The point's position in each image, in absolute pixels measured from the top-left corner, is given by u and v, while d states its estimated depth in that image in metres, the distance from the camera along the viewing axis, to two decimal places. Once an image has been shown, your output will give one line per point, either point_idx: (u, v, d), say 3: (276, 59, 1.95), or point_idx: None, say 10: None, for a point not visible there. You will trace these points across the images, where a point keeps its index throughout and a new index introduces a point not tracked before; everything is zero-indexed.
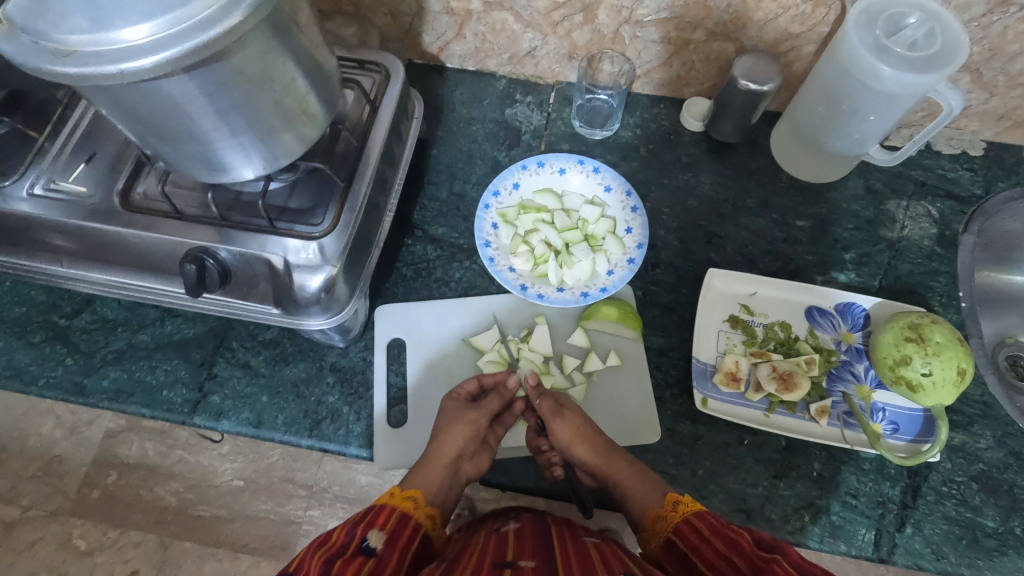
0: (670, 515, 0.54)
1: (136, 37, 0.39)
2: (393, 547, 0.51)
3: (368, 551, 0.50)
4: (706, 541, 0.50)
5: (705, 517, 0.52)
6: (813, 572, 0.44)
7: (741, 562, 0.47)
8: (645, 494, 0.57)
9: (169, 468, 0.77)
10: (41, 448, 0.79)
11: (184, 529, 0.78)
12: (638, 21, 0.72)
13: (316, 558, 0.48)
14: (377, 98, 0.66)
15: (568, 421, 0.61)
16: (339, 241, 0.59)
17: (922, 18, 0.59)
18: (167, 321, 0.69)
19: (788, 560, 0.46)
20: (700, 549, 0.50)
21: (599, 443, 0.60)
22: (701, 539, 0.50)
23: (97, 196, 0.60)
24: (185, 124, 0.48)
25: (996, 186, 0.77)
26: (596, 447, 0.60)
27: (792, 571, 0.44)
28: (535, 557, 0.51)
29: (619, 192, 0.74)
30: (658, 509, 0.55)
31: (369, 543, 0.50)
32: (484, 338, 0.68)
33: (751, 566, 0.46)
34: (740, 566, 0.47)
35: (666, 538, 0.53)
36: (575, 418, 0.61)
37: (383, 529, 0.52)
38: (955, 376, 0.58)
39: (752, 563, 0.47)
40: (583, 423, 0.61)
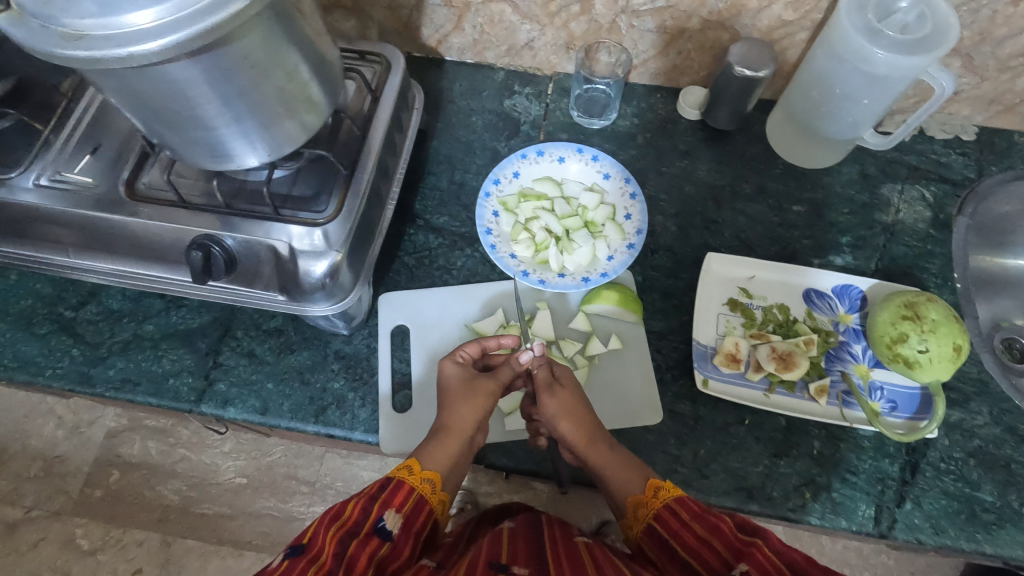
0: (649, 501, 0.53)
1: (143, 22, 0.40)
2: (408, 529, 0.52)
3: (384, 532, 0.50)
4: (687, 527, 0.51)
5: (686, 504, 0.52)
6: (794, 558, 0.46)
7: (720, 546, 0.49)
8: (625, 479, 0.56)
9: (171, 466, 1.10)
10: (43, 449, 1.10)
11: (185, 527, 1.08)
12: (634, 10, 0.73)
13: (331, 536, 0.48)
14: (378, 88, 0.67)
15: (559, 399, 0.60)
16: (343, 228, 0.59)
17: (912, 2, 0.60)
18: (172, 311, 0.70)
19: (769, 545, 0.47)
20: (680, 534, 0.51)
21: (584, 424, 0.59)
22: (681, 525, 0.51)
23: (102, 186, 0.61)
24: (191, 109, 0.49)
25: (989, 170, 0.78)
26: (582, 427, 0.59)
27: (774, 559, 0.46)
28: (528, 565, 0.51)
29: (618, 179, 0.75)
30: (638, 496, 0.54)
31: (385, 524, 0.51)
32: (485, 323, 0.69)
33: (732, 550, 0.48)
34: (722, 553, 0.48)
35: (647, 525, 0.53)
36: (566, 396, 0.61)
37: (399, 509, 0.52)
38: (951, 352, 0.59)
39: (733, 547, 0.48)
40: (573, 401, 0.61)
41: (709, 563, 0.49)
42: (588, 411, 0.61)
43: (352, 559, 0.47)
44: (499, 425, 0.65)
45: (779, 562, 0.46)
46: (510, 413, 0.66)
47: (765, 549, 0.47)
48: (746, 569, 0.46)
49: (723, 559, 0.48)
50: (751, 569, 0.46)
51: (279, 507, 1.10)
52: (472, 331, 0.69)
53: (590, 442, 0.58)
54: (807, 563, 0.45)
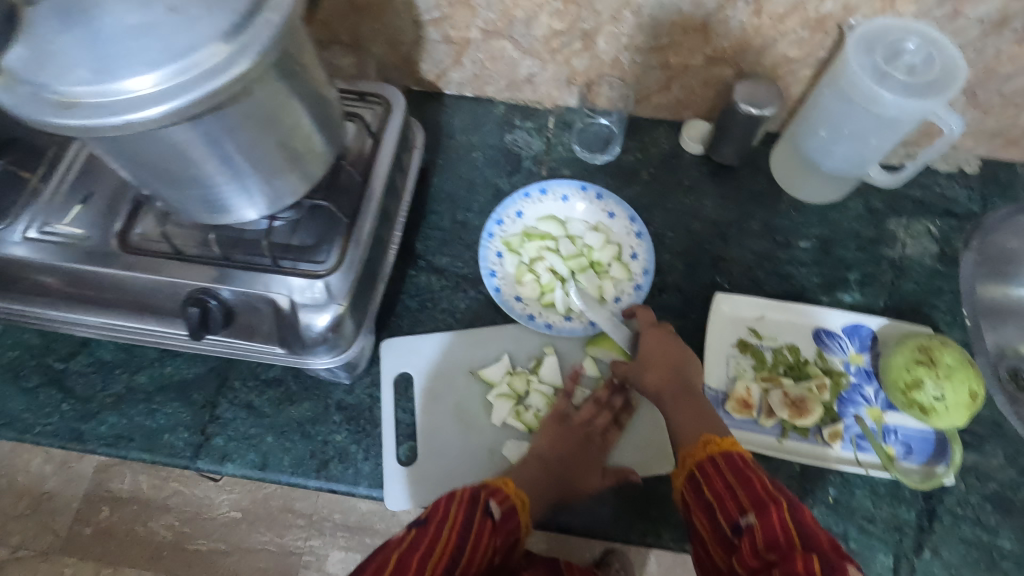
0: (697, 453, 0.53)
1: (142, 87, 0.38)
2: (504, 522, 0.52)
3: (490, 515, 0.51)
4: (721, 476, 0.50)
5: (731, 458, 0.51)
6: (811, 534, 0.42)
7: (743, 497, 0.47)
8: (687, 428, 0.56)
9: (163, 502, 0.86)
10: (30, 485, 0.88)
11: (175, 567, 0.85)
12: (638, 47, 0.72)
13: None
14: (379, 131, 0.66)
15: (648, 351, 0.62)
16: (345, 279, 0.57)
17: (920, 43, 0.60)
18: (167, 361, 0.67)
19: (791, 513, 0.44)
20: (713, 482, 0.50)
21: (669, 372, 0.60)
22: (716, 472, 0.50)
23: (93, 238, 0.59)
24: (188, 168, 0.47)
25: (993, 203, 0.78)
26: (666, 378, 0.60)
27: (790, 525, 0.43)
28: None
29: (624, 218, 0.73)
30: (688, 449, 0.54)
31: (490, 509, 0.51)
32: (492, 370, 0.67)
33: (752, 500, 0.46)
34: (743, 501, 0.47)
35: (689, 472, 0.53)
36: (653, 343, 0.62)
37: (503, 498, 0.53)
38: (967, 398, 0.58)
39: (756, 500, 0.46)
40: (657, 352, 0.61)
41: (727, 508, 0.48)
42: (677, 365, 0.60)
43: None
44: None
45: (794, 533, 0.43)
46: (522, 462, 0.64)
47: (786, 511, 0.44)
48: (753, 522, 0.45)
49: (740, 507, 0.47)
50: (757, 524, 0.44)
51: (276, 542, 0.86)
52: (479, 378, 0.67)
53: (671, 394, 0.59)
54: (827, 547, 0.41)
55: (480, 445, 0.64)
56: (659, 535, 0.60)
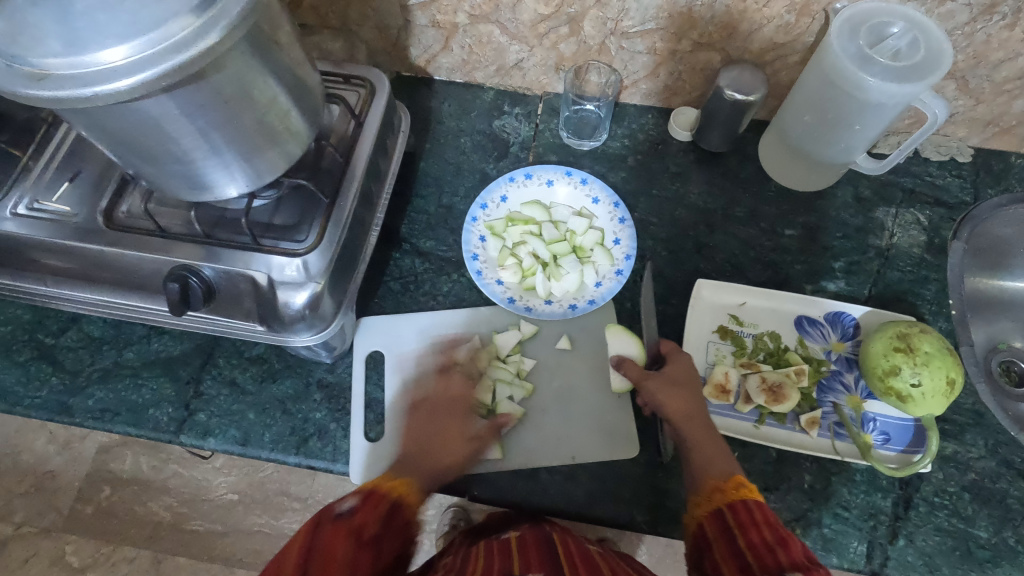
0: (729, 491, 0.50)
1: (113, 59, 0.39)
2: (366, 508, 0.48)
3: (342, 512, 0.47)
4: (755, 528, 0.46)
5: (764, 508, 0.48)
6: None
7: (781, 556, 0.43)
8: (712, 460, 0.54)
9: (162, 482, 0.91)
10: (34, 463, 0.93)
11: (177, 543, 0.91)
12: (624, 32, 0.72)
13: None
14: (362, 113, 0.66)
15: (671, 371, 0.61)
16: (324, 258, 0.58)
17: (904, 27, 0.59)
18: (154, 338, 0.69)
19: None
20: (748, 531, 0.46)
21: (694, 399, 0.59)
22: (752, 523, 0.47)
23: (81, 215, 0.60)
24: (165, 143, 0.48)
25: (985, 193, 0.77)
26: (689, 403, 0.59)
27: None
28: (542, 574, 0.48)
29: (608, 203, 0.74)
30: (717, 482, 0.51)
31: (342, 508, 0.47)
32: (461, 350, 0.68)
33: (793, 562, 0.43)
34: (782, 561, 0.43)
35: (716, 511, 0.49)
36: (678, 367, 0.61)
37: (359, 491, 0.49)
38: (944, 386, 0.57)
39: (797, 562, 0.43)
40: (686, 378, 0.60)
41: (765, 561, 0.43)
42: (700, 395, 0.60)
43: None
44: None
45: None
46: None
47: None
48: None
49: (779, 563, 0.43)
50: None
51: (270, 524, 0.92)
52: (447, 358, 0.68)
53: (695, 421, 0.57)
54: None
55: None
56: (632, 517, 0.60)
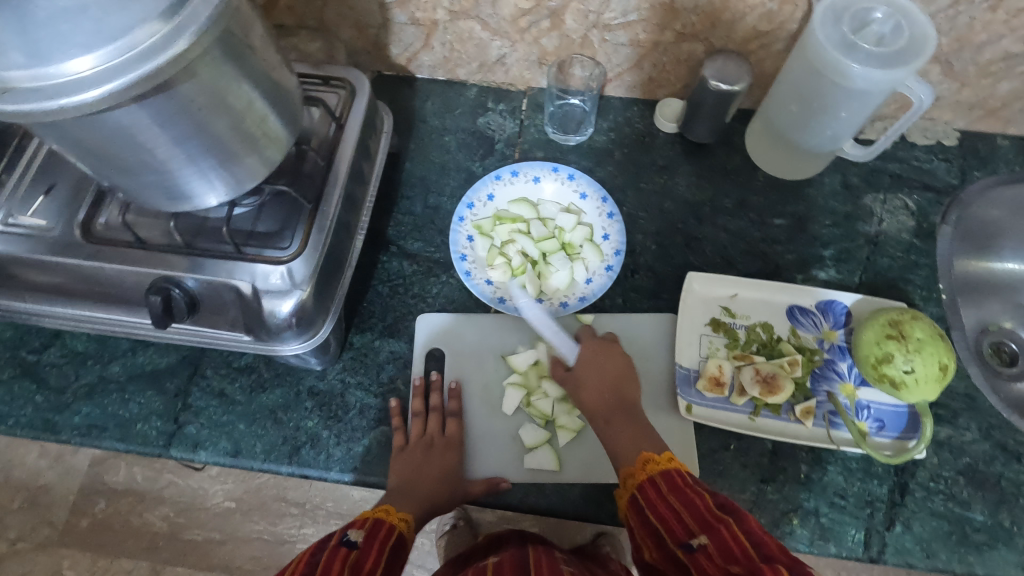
0: (638, 472, 0.53)
1: (80, 70, 0.38)
2: (373, 541, 0.51)
3: (351, 543, 0.50)
4: (664, 500, 0.50)
5: (671, 477, 0.51)
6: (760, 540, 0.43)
7: (692, 519, 0.47)
8: (624, 450, 0.56)
9: (158, 492, 0.82)
10: (26, 479, 0.85)
11: (175, 553, 0.83)
12: (606, 24, 0.71)
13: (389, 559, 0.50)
14: (343, 116, 0.65)
15: (583, 365, 0.63)
16: (309, 265, 0.57)
17: (888, 13, 0.58)
18: (140, 351, 0.68)
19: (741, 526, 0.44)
20: (657, 504, 0.50)
21: (605, 393, 0.60)
22: (658, 497, 0.50)
23: (57, 229, 0.59)
24: (139, 154, 0.47)
25: (972, 176, 0.77)
26: (600, 397, 0.60)
27: (739, 536, 0.43)
28: None
29: (595, 199, 0.74)
30: (630, 467, 0.54)
31: (351, 538, 0.50)
32: (521, 357, 0.66)
33: (701, 522, 0.46)
34: (690, 525, 0.46)
35: (631, 494, 0.52)
36: (591, 360, 0.63)
37: (364, 525, 0.52)
38: (936, 372, 0.57)
39: (704, 521, 0.46)
40: (596, 373, 0.62)
41: (675, 530, 0.47)
42: (616, 385, 0.61)
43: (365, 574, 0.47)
44: (519, 462, 0.62)
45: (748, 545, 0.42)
46: (531, 450, 0.63)
47: (734, 526, 0.44)
48: (704, 543, 0.44)
49: (688, 528, 0.46)
50: (709, 543, 0.44)
51: (269, 531, 0.83)
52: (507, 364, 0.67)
53: (604, 419, 0.59)
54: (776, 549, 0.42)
55: (505, 430, 0.64)
56: None
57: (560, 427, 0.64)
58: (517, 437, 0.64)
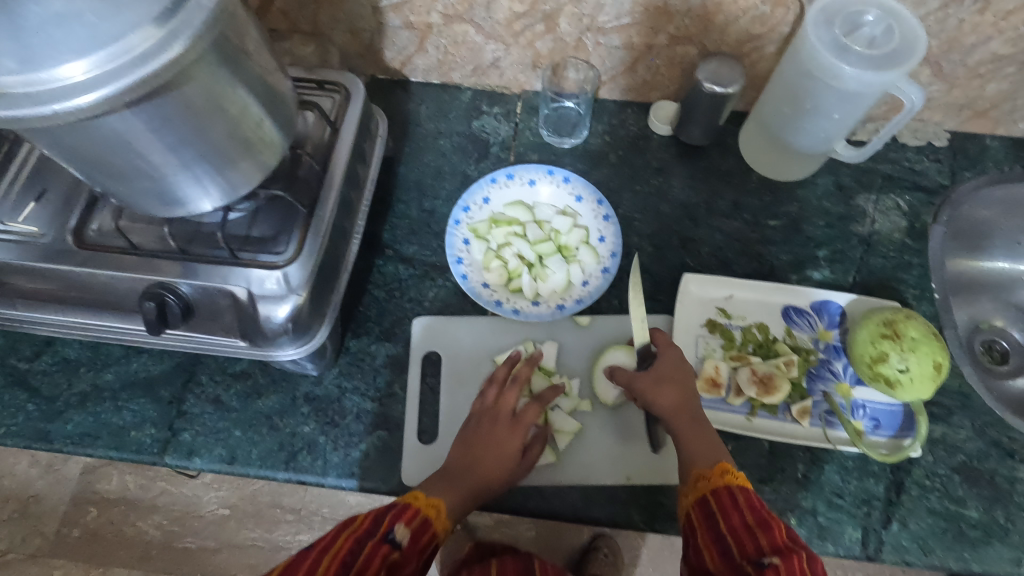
0: (713, 478, 0.51)
1: (73, 75, 0.38)
2: (416, 546, 0.48)
3: (394, 543, 0.47)
4: (738, 511, 0.48)
5: (749, 493, 0.49)
6: None
7: (763, 540, 0.45)
8: (699, 453, 0.54)
9: (151, 501, 0.86)
10: (16, 491, 0.86)
11: (169, 561, 0.86)
12: (600, 28, 0.71)
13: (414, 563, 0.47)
14: (337, 119, 0.65)
15: (660, 366, 0.60)
16: (305, 269, 0.57)
17: (879, 16, 0.59)
18: (133, 358, 0.67)
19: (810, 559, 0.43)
20: (729, 516, 0.48)
21: (684, 394, 0.58)
22: (733, 506, 0.48)
23: (49, 235, 0.58)
24: (133, 159, 0.46)
25: (962, 176, 0.77)
26: (679, 398, 0.58)
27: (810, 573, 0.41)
28: None
29: (591, 201, 0.73)
30: (703, 472, 0.52)
31: (395, 536, 0.47)
32: (510, 359, 0.66)
33: (771, 543, 0.44)
34: (760, 543, 0.45)
35: (701, 497, 0.50)
36: (667, 361, 0.60)
37: (412, 522, 0.49)
38: (931, 370, 0.58)
39: (774, 542, 0.44)
40: (671, 373, 0.59)
41: (744, 545, 0.45)
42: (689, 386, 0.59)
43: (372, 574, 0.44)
44: None
45: None
46: None
47: (805, 559, 0.43)
48: (776, 563, 0.42)
49: (758, 546, 0.44)
50: (781, 563, 0.42)
51: (264, 537, 0.88)
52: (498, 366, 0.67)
53: (678, 421, 0.57)
54: None
55: None
56: (629, 517, 0.60)
57: (557, 430, 0.64)
58: None
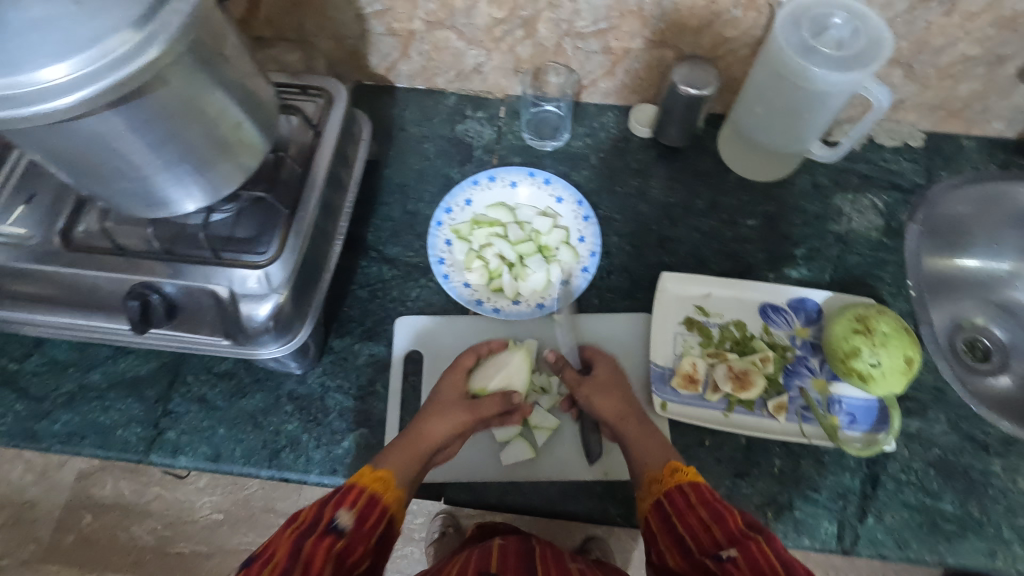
0: (665, 480, 0.51)
1: (52, 77, 0.39)
2: (362, 530, 0.48)
3: (338, 531, 0.46)
4: (693, 510, 0.48)
5: (699, 490, 0.49)
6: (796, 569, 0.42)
7: (718, 534, 0.46)
8: (651, 454, 0.55)
9: (144, 506, 0.82)
10: (11, 495, 0.82)
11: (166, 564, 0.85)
12: (578, 32, 0.73)
13: (360, 551, 0.47)
14: (320, 123, 0.66)
15: (600, 373, 0.62)
16: (286, 268, 0.58)
17: (846, 18, 0.61)
18: (120, 358, 0.68)
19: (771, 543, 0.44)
20: (685, 516, 0.48)
21: (625, 398, 0.60)
22: (687, 505, 0.49)
23: (37, 237, 0.59)
24: (114, 160, 0.47)
25: (938, 175, 0.79)
26: (620, 403, 0.59)
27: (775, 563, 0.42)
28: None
29: (571, 202, 0.75)
30: (655, 474, 0.52)
31: (340, 523, 0.47)
32: None
33: (727, 535, 0.45)
34: (717, 537, 0.46)
35: (657, 500, 0.51)
36: (606, 372, 0.62)
37: (355, 504, 0.48)
38: (902, 364, 0.59)
39: (731, 535, 0.45)
40: (612, 379, 0.61)
41: (700, 539, 0.46)
42: (625, 389, 0.61)
43: (312, 559, 0.44)
44: (496, 461, 0.63)
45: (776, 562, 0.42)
46: (506, 446, 0.63)
47: (763, 542, 0.44)
48: (735, 557, 0.44)
49: (715, 540, 0.45)
50: (740, 557, 0.43)
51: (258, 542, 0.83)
52: None
53: (622, 425, 0.57)
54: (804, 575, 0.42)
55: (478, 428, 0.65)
56: (606, 511, 0.61)
57: (536, 427, 0.64)
58: (489, 435, 0.64)
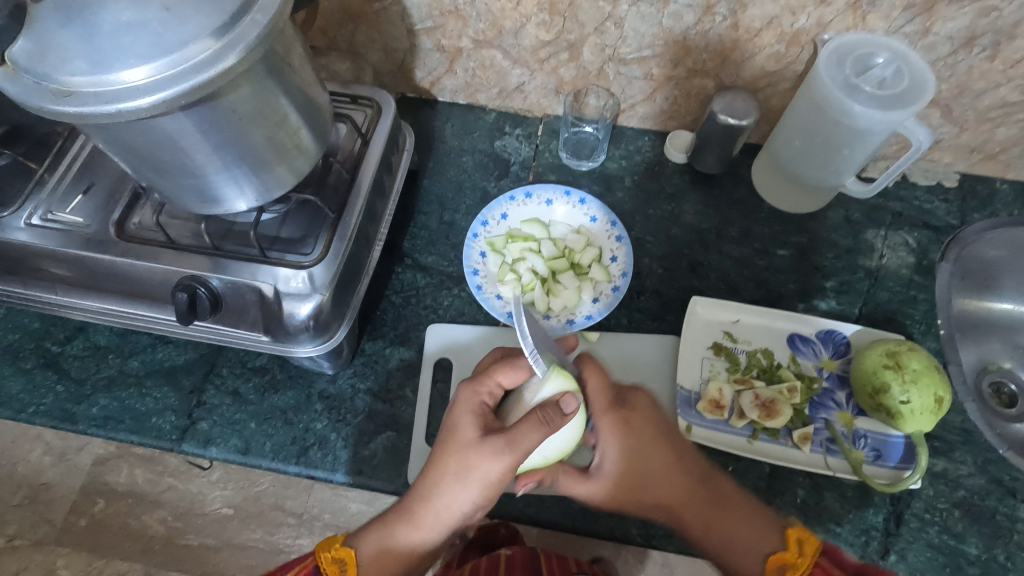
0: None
1: (135, 78, 0.41)
2: None
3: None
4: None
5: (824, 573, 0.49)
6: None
7: None
8: (739, 546, 0.53)
9: (157, 496, 0.76)
10: (28, 475, 0.78)
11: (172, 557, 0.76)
12: (622, 58, 0.74)
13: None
14: (368, 132, 0.68)
15: (625, 437, 0.58)
16: (329, 270, 0.60)
17: (889, 58, 0.62)
18: (159, 348, 0.70)
19: None
20: None
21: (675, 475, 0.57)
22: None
23: (93, 226, 0.62)
24: (180, 158, 0.50)
25: (971, 217, 0.79)
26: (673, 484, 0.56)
27: None
28: None
29: (605, 222, 0.76)
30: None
31: None
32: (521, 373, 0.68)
33: None
34: None
35: None
36: (645, 432, 0.58)
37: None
38: (932, 403, 0.59)
39: None
40: (644, 442, 0.58)
41: None
42: (657, 452, 0.58)
43: None
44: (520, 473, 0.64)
45: None
46: None
47: None
48: None
49: None
50: None
51: (265, 540, 0.75)
52: None
53: (680, 507, 0.56)
54: None
55: None
56: (626, 530, 0.61)
57: None
58: None
